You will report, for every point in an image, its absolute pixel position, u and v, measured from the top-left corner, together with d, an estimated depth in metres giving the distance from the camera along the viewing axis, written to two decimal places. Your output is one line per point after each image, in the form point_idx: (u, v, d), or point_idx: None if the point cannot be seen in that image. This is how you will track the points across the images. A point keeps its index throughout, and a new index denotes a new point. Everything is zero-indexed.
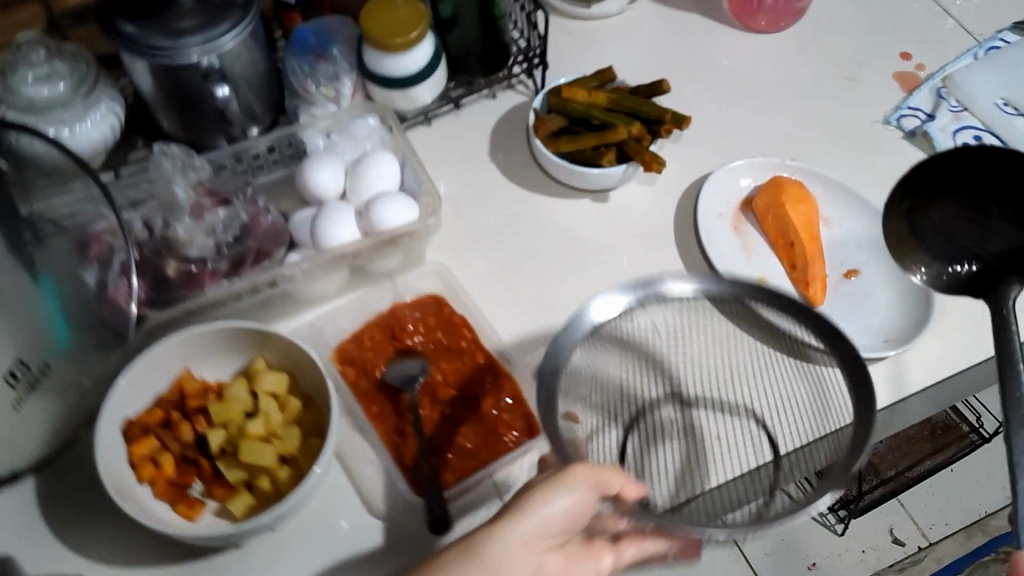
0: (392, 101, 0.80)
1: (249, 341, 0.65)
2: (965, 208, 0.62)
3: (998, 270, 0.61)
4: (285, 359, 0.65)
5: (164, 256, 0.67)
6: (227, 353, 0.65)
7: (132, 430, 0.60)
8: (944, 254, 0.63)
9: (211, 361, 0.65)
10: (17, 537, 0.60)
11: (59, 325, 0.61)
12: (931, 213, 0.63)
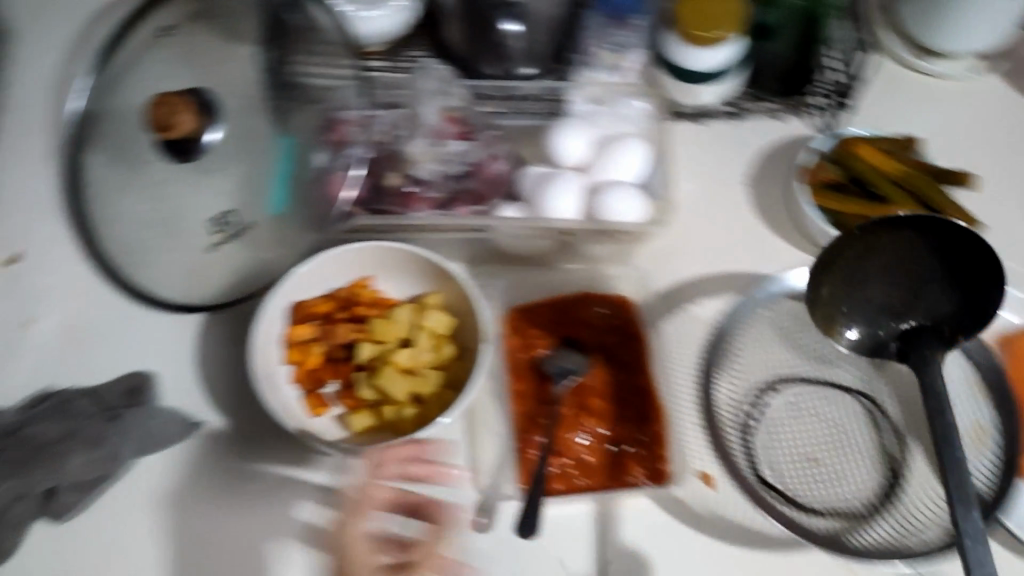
0: (672, 90, 0.76)
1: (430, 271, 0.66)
2: (901, 270, 0.61)
3: (938, 333, 0.61)
4: (457, 299, 0.66)
5: (388, 167, 0.70)
6: (410, 276, 0.67)
7: (295, 314, 0.64)
8: (884, 316, 0.62)
9: (394, 280, 0.68)
10: (173, 362, 0.66)
11: (280, 186, 0.65)
12: (868, 284, 0.62)
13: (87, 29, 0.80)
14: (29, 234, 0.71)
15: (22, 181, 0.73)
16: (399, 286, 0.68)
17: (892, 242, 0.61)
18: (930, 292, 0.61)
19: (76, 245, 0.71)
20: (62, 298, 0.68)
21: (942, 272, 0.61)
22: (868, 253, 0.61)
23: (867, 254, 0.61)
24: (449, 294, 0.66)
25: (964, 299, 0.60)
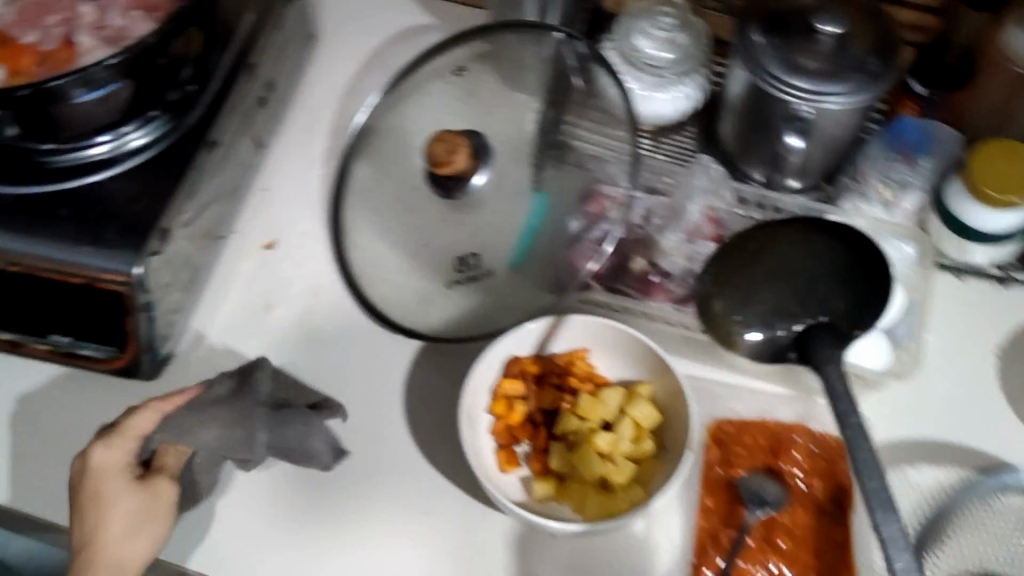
0: (942, 240, 0.72)
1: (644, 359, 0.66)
2: (786, 276, 0.61)
3: (838, 332, 0.58)
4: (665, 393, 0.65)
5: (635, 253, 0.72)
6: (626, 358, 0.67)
7: (510, 368, 0.65)
8: (778, 317, 0.59)
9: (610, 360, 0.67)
10: (386, 383, 0.68)
11: (524, 241, 0.67)
12: (759, 288, 0.61)
13: (387, 51, 0.85)
14: (286, 226, 0.75)
15: (296, 174, 0.78)
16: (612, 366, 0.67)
17: (793, 240, 0.62)
18: (823, 285, 0.60)
19: (324, 246, 0.74)
20: (300, 292, 0.72)
21: (835, 275, 0.61)
22: (754, 255, 0.62)
23: (771, 259, 0.62)
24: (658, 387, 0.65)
25: (857, 298, 0.60)
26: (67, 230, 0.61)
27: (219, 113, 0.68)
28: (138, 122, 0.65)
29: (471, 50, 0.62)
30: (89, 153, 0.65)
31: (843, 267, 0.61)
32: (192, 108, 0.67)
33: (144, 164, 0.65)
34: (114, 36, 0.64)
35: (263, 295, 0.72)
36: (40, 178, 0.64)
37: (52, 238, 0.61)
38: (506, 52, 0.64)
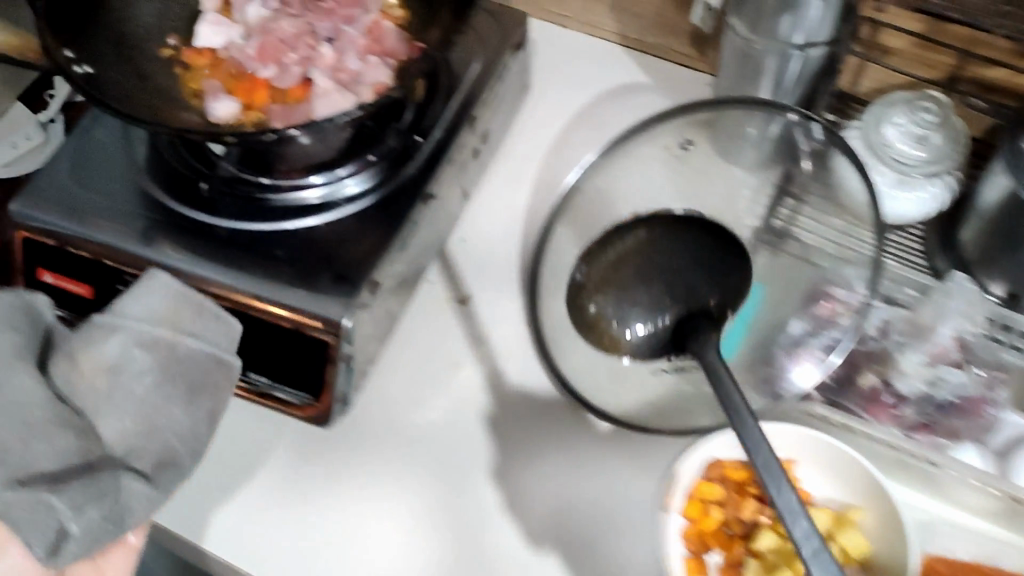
0: None
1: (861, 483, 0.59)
2: (664, 279, 0.57)
3: (703, 315, 0.58)
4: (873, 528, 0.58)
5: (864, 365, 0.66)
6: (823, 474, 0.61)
7: (712, 468, 0.61)
8: (649, 307, 0.57)
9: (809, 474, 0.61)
10: (566, 462, 0.64)
11: (739, 335, 0.64)
12: (643, 284, 0.57)
13: (599, 108, 0.82)
14: (480, 280, 0.72)
15: (496, 227, 0.75)
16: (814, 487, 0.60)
17: (674, 233, 0.58)
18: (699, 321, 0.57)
19: (517, 306, 0.71)
20: (488, 353, 0.69)
21: (696, 254, 0.58)
22: (645, 241, 0.57)
23: (669, 269, 0.57)
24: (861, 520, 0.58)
25: (721, 287, 0.59)
26: (284, 271, 0.61)
27: (441, 162, 0.66)
28: (354, 167, 0.65)
29: (696, 124, 0.67)
30: (311, 191, 0.65)
31: (705, 252, 0.58)
32: (414, 154, 0.66)
33: (360, 210, 0.64)
34: (349, 79, 0.64)
35: (451, 353, 0.68)
36: (263, 214, 0.64)
37: (266, 277, 0.61)
38: (727, 124, 0.67)
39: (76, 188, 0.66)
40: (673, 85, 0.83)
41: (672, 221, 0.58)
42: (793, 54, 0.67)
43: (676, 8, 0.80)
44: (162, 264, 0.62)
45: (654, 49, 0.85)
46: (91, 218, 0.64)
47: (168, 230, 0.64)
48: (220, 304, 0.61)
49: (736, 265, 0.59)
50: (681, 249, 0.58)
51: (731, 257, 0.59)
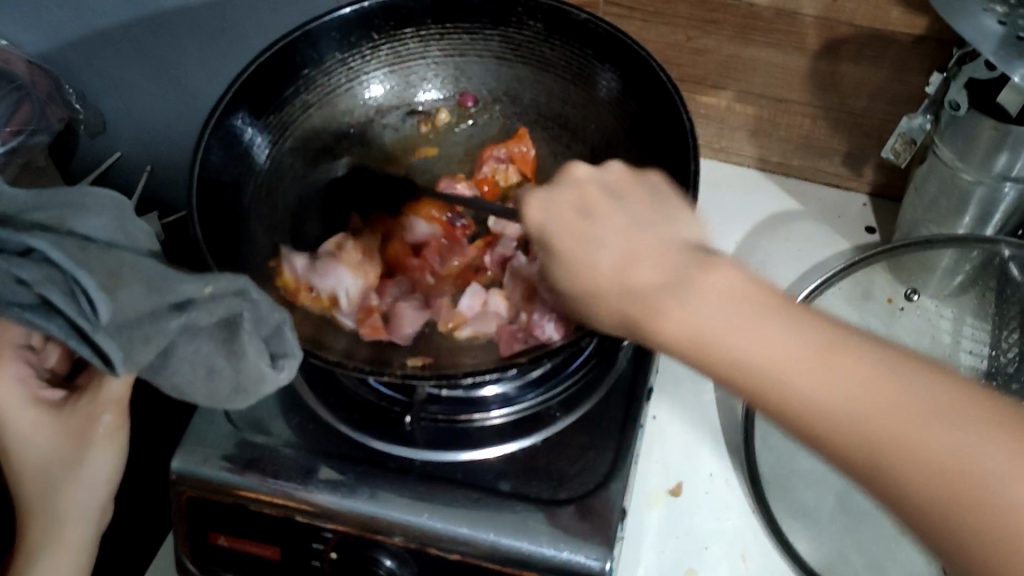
0: None
1: (646, 198, 0.46)
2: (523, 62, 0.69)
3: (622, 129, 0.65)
4: (902, 394, 0.33)
5: None
6: (595, 225, 0.44)
7: None
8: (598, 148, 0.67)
9: (767, 337, 0.36)
10: None
11: None
12: (531, 81, 0.70)
13: (761, 243, 0.75)
14: (689, 467, 0.64)
15: (687, 397, 0.68)
16: (704, 298, 0.38)
17: (540, 50, 0.67)
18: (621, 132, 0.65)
19: (736, 493, 0.62)
20: (721, 554, 0.59)
21: (620, 110, 0.65)
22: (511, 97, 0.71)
23: (599, 127, 0.67)
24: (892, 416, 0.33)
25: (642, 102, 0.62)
26: (515, 506, 0.53)
27: (650, 362, 0.61)
28: (546, 382, 0.59)
29: (897, 274, 0.70)
30: (516, 411, 0.59)
31: (618, 92, 0.64)
32: (615, 356, 0.61)
33: (578, 422, 0.58)
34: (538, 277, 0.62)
35: (682, 559, 0.59)
36: (469, 442, 0.57)
37: (497, 518, 0.53)
38: (918, 260, 0.68)
39: (238, 429, 0.58)
40: (830, 212, 0.78)
41: (598, 66, 0.64)
42: (1007, 187, 0.62)
43: (830, 130, 0.75)
44: (372, 517, 0.53)
45: (800, 171, 0.80)
46: (269, 465, 0.55)
47: (364, 472, 0.55)
48: (442, 558, 0.53)
49: (648, 77, 0.61)
50: (588, 107, 0.67)
51: (633, 89, 0.63)
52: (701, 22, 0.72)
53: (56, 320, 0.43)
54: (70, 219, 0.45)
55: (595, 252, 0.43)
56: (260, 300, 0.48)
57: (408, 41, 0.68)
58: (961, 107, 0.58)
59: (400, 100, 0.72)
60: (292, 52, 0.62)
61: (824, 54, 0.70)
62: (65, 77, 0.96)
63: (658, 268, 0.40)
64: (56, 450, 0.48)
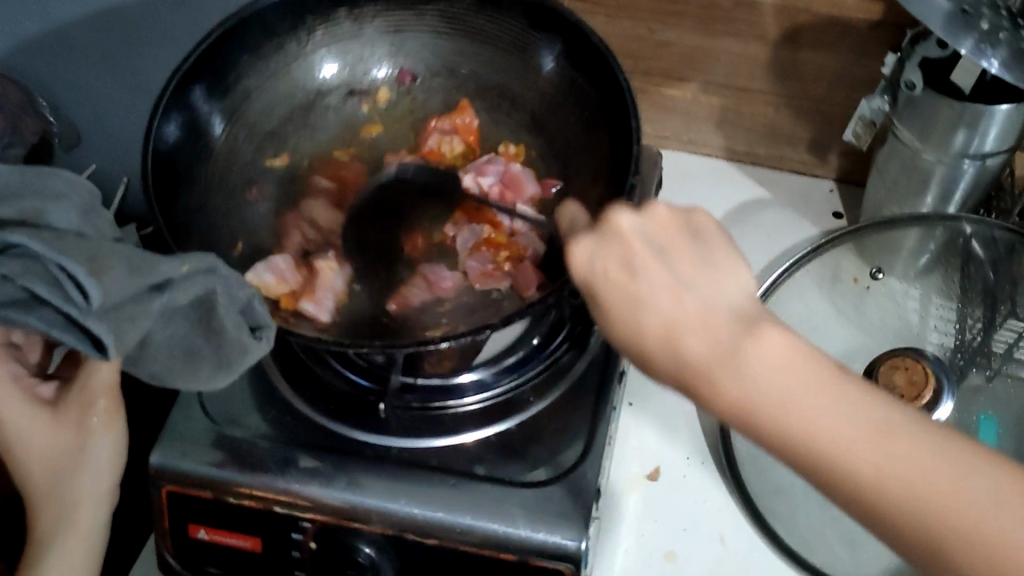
0: None
1: (693, 250, 0.40)
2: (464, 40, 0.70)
3: (569, 97, 0.67)
4: (925, 471, 0.33)
5: None
6: (647, 298, 0.38)
7: None
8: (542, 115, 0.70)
9: (831, 401, 0.35)
10: None
11: None
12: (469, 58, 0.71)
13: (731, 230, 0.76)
14: (666, 450, 0.65)
15: (662, 382, 0.69)
16: (836, 408, 0.35)
17: (480, 27, 0.68)
18: (564, 96, 0.67)
19: (712, 473, 0.63)
20: (698, 533, 0.60)
21: (565, 80, 0.67)
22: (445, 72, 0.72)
23: (542, 95, 0.69)
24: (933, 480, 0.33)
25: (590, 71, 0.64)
26: (492, 490, 0.54)
27: (620, 349, 0.62)
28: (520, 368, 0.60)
29: (864, 253, 0.71)
30: (490, 399, 0.59)
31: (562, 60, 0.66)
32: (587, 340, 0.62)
33: (552, 407, 0.59)
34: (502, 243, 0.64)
35: (661, 541, 0.60)
36: (444, 429, 0.58)
37: (475, 502, 0.53)
38: (884, 240, 0.69)
39: (217, 424, 0.58)
40: (798, 197, 0.79)
41: (540, 39, 0.66)
42: (966, 164, 0.63)
43: (794, 117, 0.77)
44: (350, 505, 0.54)
45: (767, 159, 0.81)
46: (248, 458, 0.56)
47: (342, 462, 0.56)
48: (420, 543, 0.53)
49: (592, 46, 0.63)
50: (528, 78, 0.69)
51: (578, 58, 0.65)
52: (664, 15, 0.73)
53: (41, 312, 0.42)
54: (46, 209, 0.45)
55: (691, 346, 0.37)
56: (231, 275, 0.49)
57: (345, 23, 0.69)
58: (916, 86, 0.59)
59: (341, 82, 0.72)
60: (228, 37, 0.63)
61: (785, 42, 0.72)
62: (39, 90, 0.96)
63: (713, 344, 0.37)
64: (54, 441, 0.48)
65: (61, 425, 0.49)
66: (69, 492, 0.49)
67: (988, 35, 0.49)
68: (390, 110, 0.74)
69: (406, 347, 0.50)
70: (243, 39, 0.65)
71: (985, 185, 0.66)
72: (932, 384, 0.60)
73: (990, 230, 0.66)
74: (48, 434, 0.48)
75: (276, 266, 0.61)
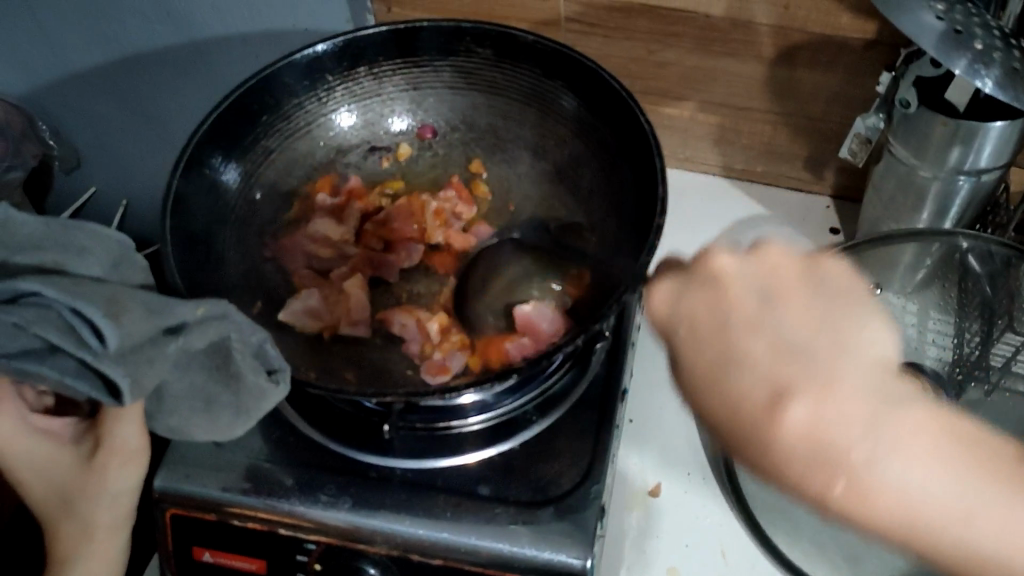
0: None
1: (801, 296, 0.41)
2: (488, 87, 0.71)
3: (592, 142, 0.68)
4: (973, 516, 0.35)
5: None
6: (740, 346, 0.39)
7: None
8: (563, 163, 0.70)
9: (899, 454, 0.35)
10: None
11: None
12: (495, 106, 0.72)
13: None
14: (667, 467, 0.65)
15: (664, 399, 0.69)
16: (892, 463, 0.35)
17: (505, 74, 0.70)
18: (588, 144, 0.68)
19: (714, 489, 0.63)
20: (701, 551, 0.60)
21: (585, 126, 0.68)
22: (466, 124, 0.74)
23: (563, 139, 0.70)
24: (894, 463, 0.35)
25: (612, 119, 0.65)
26: (496, 510, 0.54)
27: (622, 362, 0.63)
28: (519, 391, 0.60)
29: None
30: (493, 417, 0.60)
31: (585, 110, 0.67)
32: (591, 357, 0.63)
33: (553, 426, 0.59)
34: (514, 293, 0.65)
35: (664, 558, 0.60)
36: (448, 449, 0.58)
37: (477, 522, 0.53)
38: (882, 256, 0.70)
39: (220, 446, 0.58)
40: (795, 214, 0.80)
41: (565, 86, 0.67)
42: (961, 180, 0.64)
43: (791, 135, 0.78)
44: (356, 526, 0.54)
45: (764, 176, 0.82)
46: (251, 479, 0.56)
47: (345, 483, 0.56)
48: (425, 563, 0.54)
49: (615, 91, 0.63)
50: (549, 127, 0.70)
51: (601, 105, 0.65)
52: (661, 36, 0.74)
53: (55, 362, 0.42)
54: (67, 263, 0.45)
55: (797, 422, 0.36)
56: (245, 320, 0.48)
57: (362, 80, 0.70)
58: (911, 104, 0.60)
59: (361, 139, 0.74)
60: (241, 102, 0.64)
61: (780, 62, 0.72)
62: (40, 116, 0.97)
63: (817, 416, 0.36)
64: (70, 476, 0.49)
65: (79, 460, 0.49)
66: (85, 519, 0.49)
67: (981, 55, 0.49)
68: (412, 165, 0.75)
69: (429, 396, 0.51)
70: (264, 101, 0.66)
71: (980, 201, 0.67)
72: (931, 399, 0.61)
73: (986, 244, 0.66)
74: (64, 467, 0.49)
75: (309, 306, 0.63)
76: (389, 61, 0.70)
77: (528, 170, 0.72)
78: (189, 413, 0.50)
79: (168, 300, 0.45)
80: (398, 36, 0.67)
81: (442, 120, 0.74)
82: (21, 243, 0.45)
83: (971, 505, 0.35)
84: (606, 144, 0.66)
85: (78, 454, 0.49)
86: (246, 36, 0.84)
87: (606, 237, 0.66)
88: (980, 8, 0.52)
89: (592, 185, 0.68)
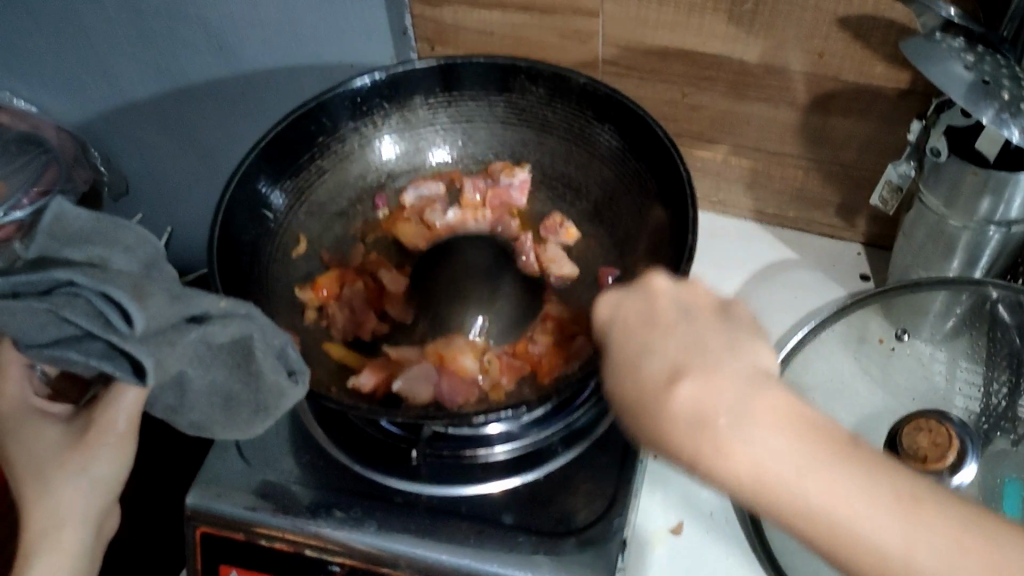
0: None
1: (722, 329, 0.43)
2: (537, 126, 0.73)
3: (630, 184, 0.69)
4: (931, 557, 0.36)
5: None
6: (651, 342, 0.43)
7: None
8: (603, 209, 0.72)
9: (819, 481, 0.38)
10: None
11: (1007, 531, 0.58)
12: (543, 144, 0.74)
13: (756, 290, 0.78)
14: (690, 506, 0.65)
15: None
16: (789, 460, 0.38)
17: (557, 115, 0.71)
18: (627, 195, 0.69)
19: (739, 530, 0.63)
20: None
21: (625, 173, 0.69)
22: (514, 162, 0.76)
23: (603, 182, 0.71)
24: (940, 574, 0.36)
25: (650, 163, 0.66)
26: (518, 539, 0.55)
27: None
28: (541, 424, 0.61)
29: (896, 316, 0.71)
30: (518, 447, 0.61)
31: (625, 154, 0.68)
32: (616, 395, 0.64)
33: (578, 458, 0.60)
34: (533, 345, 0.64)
35: None
36: (470, 476, 0.59)
37: (499, 550, 0.54)
38: (912, 303, 0.70)
39: (250, 465, 0.60)
40: (825, 259, 0.80)
41: (610, 131, 0.69)
42: (992, 231, 0.64)
43: (824, 182, 0.78)
44: (378, 550, 0.55)
45: (795, 222, 0.83)
46: (278, 499, 0.57)
47: (371, 507, 0.57)
48: None
49: (655, 133, 0.64)
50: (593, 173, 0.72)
51: (641, 149, 0.67)
52: (696, 80, 0.75)
53: (86, 346, 0.44)
54: (112, 257, 0.47)
55: (690, 398, 0.40)
56: (267, 325, 0.51)
57: (417, 109, 0.73)
58: (941, 153, 0.61)
59: (409, 166, 0.76)
60: (291, 131, 0.66)
61: (814, 108, 0.73)
62: (92, 141, 1.01)
63: (707, 393, 0.40)
64: (56, 454, 0.47)
65: (71, 441, 0.48)
66: (59, 504, 0.47)
67: (1009, 105, 0.50)
68: None
69: (446, 421, 0.52)
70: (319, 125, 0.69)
71: (1011, 251, 0.67)
72: (956, 446, 0.61)
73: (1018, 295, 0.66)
74: (53, 444, 0.47)
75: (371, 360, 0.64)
76: (445, 94, 0.72)
77: (573, 210, 0.74)
78: (207, 401, 0.51)
79: (193, 291, 0.48)
80: (441, 71, 0.70)
81: (491, 154, 0.76)
82: (71, 239, 0.47)
83: (936, 547, 0.36)
84: (647, 189, 0.67)
85: (71, 434, 0.48)
86: (292, 69, 0.87)
87: (640, 275, 0.66)
88: (1009, 61, 0.53)
89: (630, 227, 0.69)
